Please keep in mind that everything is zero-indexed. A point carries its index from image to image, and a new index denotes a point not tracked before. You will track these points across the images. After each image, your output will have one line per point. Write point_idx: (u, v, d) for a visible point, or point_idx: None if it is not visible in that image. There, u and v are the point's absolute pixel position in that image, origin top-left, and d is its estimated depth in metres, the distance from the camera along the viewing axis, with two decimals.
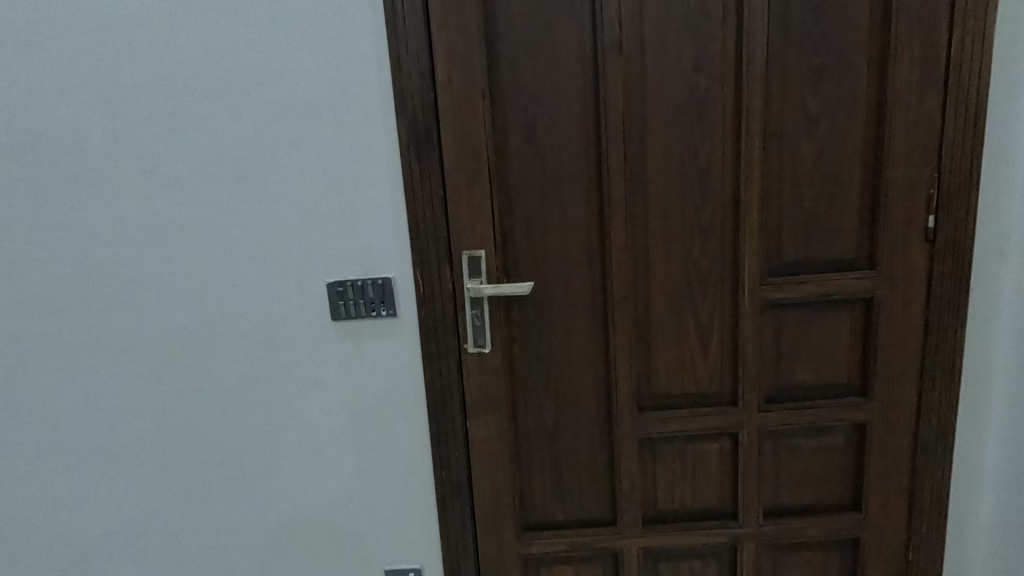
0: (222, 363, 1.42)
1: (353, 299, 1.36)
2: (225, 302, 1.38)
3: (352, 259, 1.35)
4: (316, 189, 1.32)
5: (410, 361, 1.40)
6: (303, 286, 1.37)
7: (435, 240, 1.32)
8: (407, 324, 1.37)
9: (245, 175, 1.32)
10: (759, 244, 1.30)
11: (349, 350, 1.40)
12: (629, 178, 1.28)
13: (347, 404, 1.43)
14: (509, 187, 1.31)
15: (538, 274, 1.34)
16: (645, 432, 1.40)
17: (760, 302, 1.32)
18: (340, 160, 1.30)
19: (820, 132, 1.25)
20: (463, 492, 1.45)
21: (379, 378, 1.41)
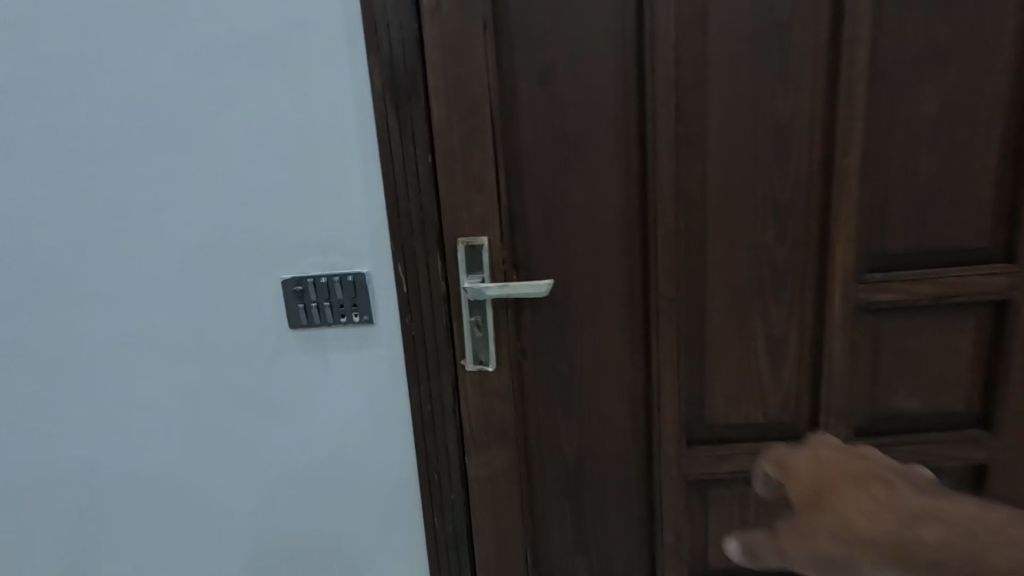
0: (152, 386, 1.09)
1: (317, 302, 1.05)
2: (153, 308, 1.06)
3: (314, 250, 1.03)
4: (265, 157, 0.99)
5: (391, 380, 1.09)
6: (252, 286, 1.05)
7: (422, 225, 1.00)
8: (387, 333, 1.06)
9: (171, 138, 0.99)
10: (857, 232, 0.96)
11: (315, 367, 1.08)
12: (683, 145, 0.95)
13: (315, 436, 1.11)
14: (521, 158, 0.98)
15: (558, 269, 1.02)
16: (694, 470, 1.09)
17: (854, 308, 1.00)
18: (297, 118, 0.97)
19: (949, 73, 0.91)
20: (462, 546, 1.15)
21: (354, 403, 1.10)
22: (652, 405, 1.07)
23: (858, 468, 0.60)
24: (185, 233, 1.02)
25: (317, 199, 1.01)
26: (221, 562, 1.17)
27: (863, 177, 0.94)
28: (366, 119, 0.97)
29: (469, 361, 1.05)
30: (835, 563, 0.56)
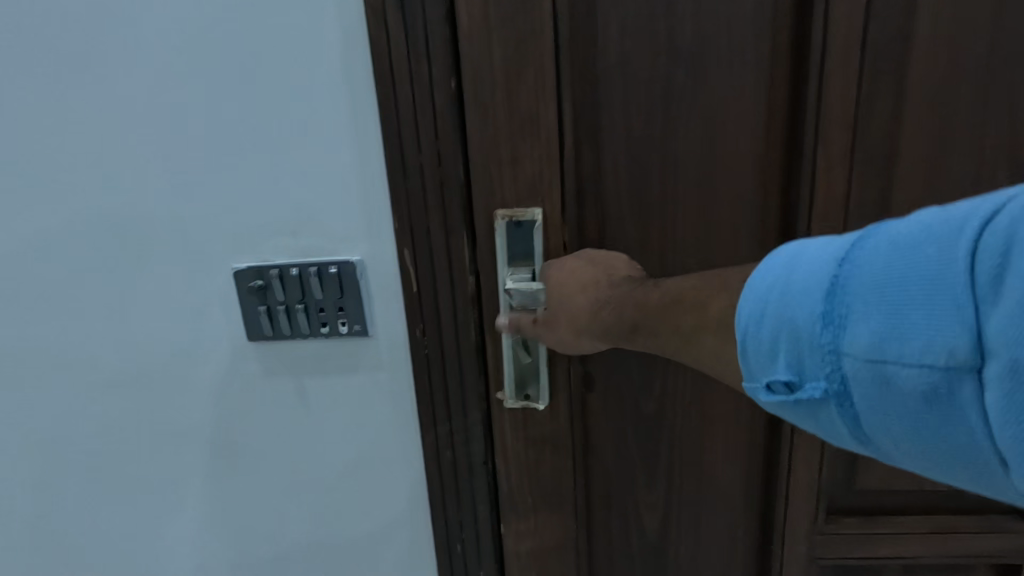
0: (56, 424, 0.76)
1: (286, 305, 0.69)
2: (45, 314, 0.71)
3: (277, 226, 0.67)
4: (195, 81, 0.62)
5: (394, 418, 0.74)
6: (185, 282, 0.69)
7: (443, 191, 0.63)
8: (388, 351, 0.71)
9: (51, 51, 0.62)
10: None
11: (285, 401, 0.74)
12: (873, 67, 0.57)
13: (286, 496, 0.77)
14: (601, 88, 0.61)
15: (650, 259, 0.65)
16: (830, 549, 0.76)
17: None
18: (242, 15, 0.60)
19: None
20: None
21: (340, 453, 0.75)
22: (777, 459, 0.73)
23: (586, 274, 0.61)
24: (84, 201, 0.67)
25: (280, 145, 0.63)
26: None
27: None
28: (353, 16, 0.59)
29: (508, 394, 0.70)
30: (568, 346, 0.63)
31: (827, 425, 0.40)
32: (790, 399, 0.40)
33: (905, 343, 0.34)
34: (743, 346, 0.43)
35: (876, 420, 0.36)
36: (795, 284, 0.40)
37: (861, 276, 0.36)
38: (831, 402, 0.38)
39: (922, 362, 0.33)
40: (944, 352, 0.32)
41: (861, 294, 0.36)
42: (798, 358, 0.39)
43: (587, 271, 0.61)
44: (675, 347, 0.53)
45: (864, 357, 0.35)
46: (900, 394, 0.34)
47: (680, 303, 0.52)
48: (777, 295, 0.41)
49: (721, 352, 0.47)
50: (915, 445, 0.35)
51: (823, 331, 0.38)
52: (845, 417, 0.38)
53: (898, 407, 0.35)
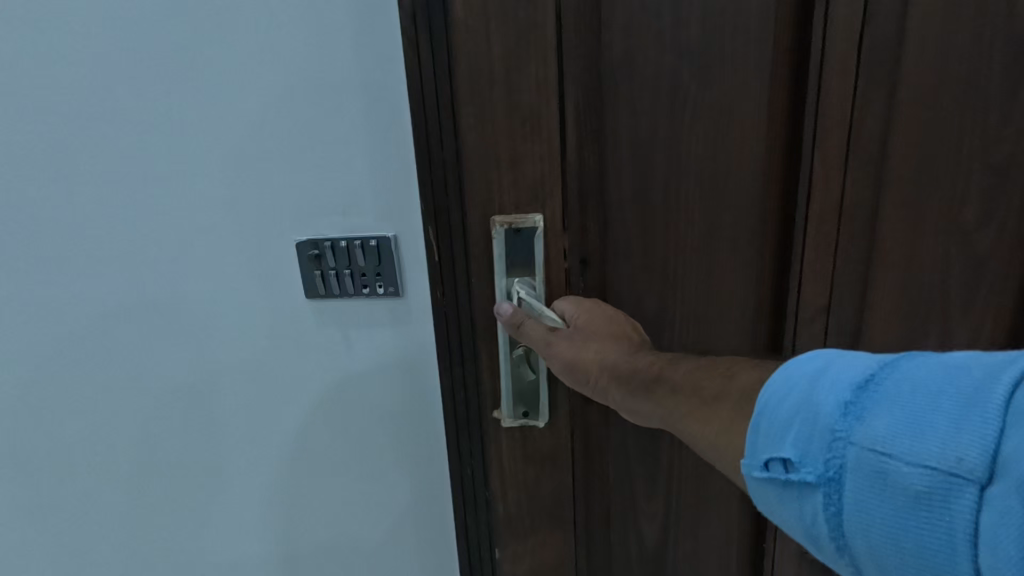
0: (122, 385, 0.85)
1: (336, 270, 0.78)
2: (118, 291, 0.81)
3: (325, 205, 0.75)
4: (265, 88, 0.72)
5: (422, 372, 0.82)
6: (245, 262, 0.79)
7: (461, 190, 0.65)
8: (417, 311, 0.80)
9: (145, 66, 0.72)
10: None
11: (329, 352, 0.82)
12: (875, 85, 0.57)
13: (325, 444, 0.86)
14: (604, 91, 0.60)
15: (652, 265, 0.64)
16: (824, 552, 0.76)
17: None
18: (311, 34, 0.69)
19: None
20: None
21: (379, 403, 0.84)
22: None
23: (624, 322, 0.64)
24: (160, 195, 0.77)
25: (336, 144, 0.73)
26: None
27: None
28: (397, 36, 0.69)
29: (506, 404, 0.71)
30: (574, 368, 0.62)
31: (809, 516, 0.39)
32: (784, 479, 0.40)
33: (918, 443, 0.34)
34: (755, 423, 0.43)
35: (860, 517, 0.36)
36: (829, 374, 0.40)
37: (898, 380, 0.37)
38: (820, 489, 0.38)
39: (927, 464, 0.34)
40: (955, 460, 0.33)
41: (885, 393, 0.37)
42: (803, 443, 0.39)
43: (626, 329, 0.64)
44: (675, 416, 0.55)
45: (869, 447, 0.36)
46: (895, 490, 0.34)
47: (709, 372, 0.55)
48: (808, 381, 0.41)
49: (727, 429, 0.48)
50: (893, 553, 0.35)
51: (836, 419, 0.38)
52: (831, 508, 0.38)
53: (887, 505, 0.35)
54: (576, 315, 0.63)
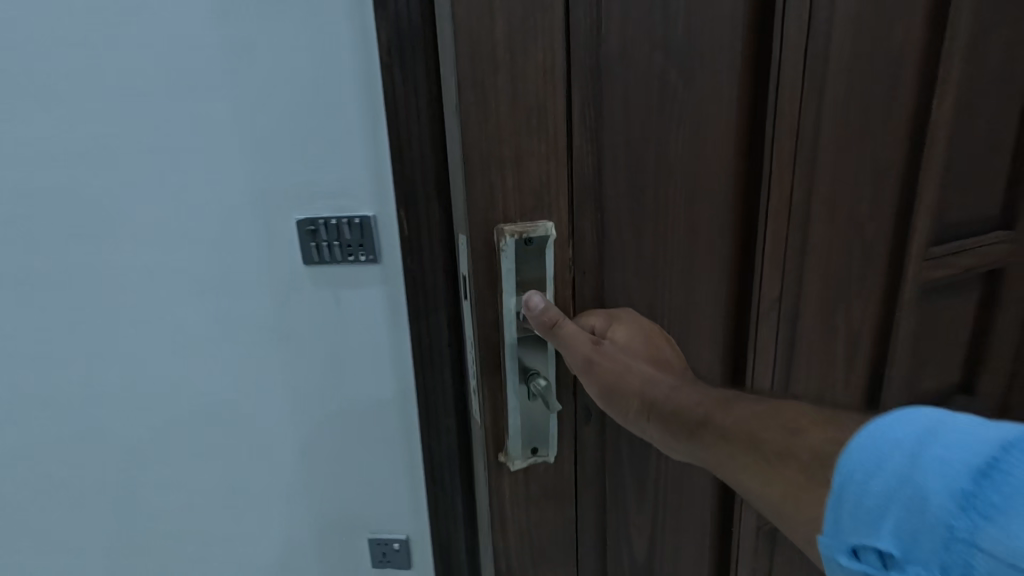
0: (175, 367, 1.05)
1: (330, 241, 0.97)
2: (166, 297, 1.00)
3: (320, 190, 0.93)
4: (277, 104, 0.88)
5: (399, 319, 1.02)
6: (265, 242, 0.97)
7: (432, 198, 0.91)
8: (396, 275, 0.98)
9: (194, 123, 0.89)
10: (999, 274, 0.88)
11: (321, 306, 0.99)
12: (805, 119, 0.66)
13: (324, 377, 1.06)
14: (603, 98, 0.57)
15: (647, 273, 0.64)
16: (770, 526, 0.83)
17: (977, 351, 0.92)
18: (314, 89, 0.88)
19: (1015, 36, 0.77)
20: (458, 495, 1.12)
21: (361, 342, 1.02)
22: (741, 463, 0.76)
23: (664, 347, 0.64)
24: (188, 183, 0.93)
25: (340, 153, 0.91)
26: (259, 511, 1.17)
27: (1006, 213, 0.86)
28: (377, 70, 0.87)
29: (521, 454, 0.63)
30: (612, 392, 0.59)
31: None
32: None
33: None
34: (834, 494, 0.35)
35: None
36: (936, 447, 0.32)
37: None
38: None
39: None
40: None
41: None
42: (904, 537, 0.31)
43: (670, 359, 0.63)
44: (727, 463, 0.49)
45: (1010, 561, 0.27)
46: None
47: (763, 414, 0.48)
48: (904, 454, 0.33)
49: (793, 490, 0.42)
50: None
51: (956, 513, 0.30)
52: None
53: None
54: (607, 328, 0.62)
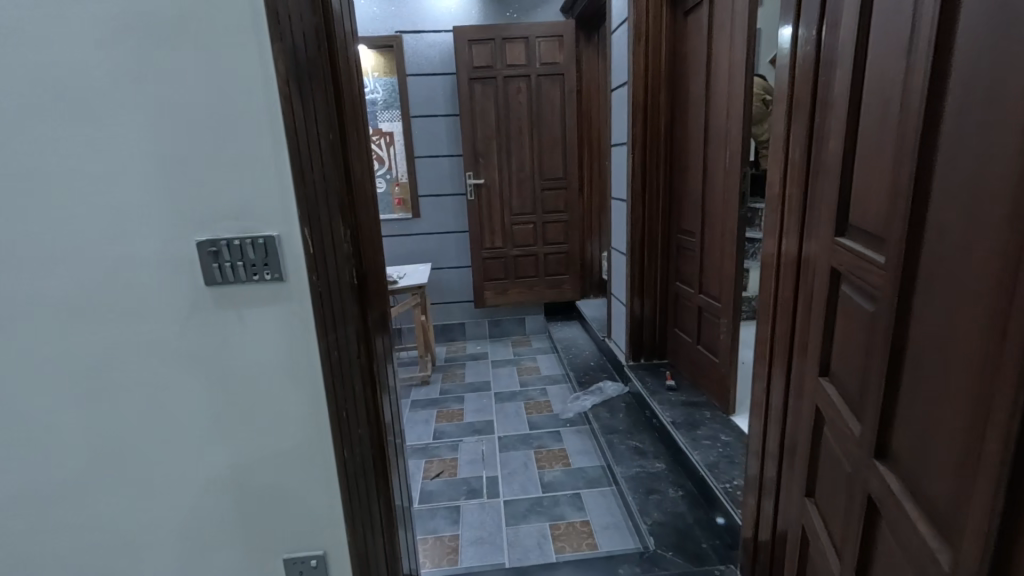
0: (70, 387, 1.01)
1: (232, 262, 0.94)
2: (30, 311, 0.97)
3: (226, 212, 0.93)
4: (186, 130, 0.90)
5: (302, 334, 0.99)
6: (168, 259, 0.95)
7: (333, 213, 0.93)
8: (297, 292, 0.96)
9: (46, 135, 0.90)
10: (808, 254, 1.08)
11: (225, 323, 0.98)
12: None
13: (223, 396, 1.03)
14: None
15: None
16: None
17: (803, 315, 1.10)
18: (215, 103, 0.89)
19: (877, 53, 0.80)
20: (373, 499, 1.09)
21: (266, 359, 1.01)
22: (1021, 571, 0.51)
23: None
24: (94, 203, 0.93)
25: (240, 177, 0.92)
26: (155, 531, 1.11)
27: (824, 202, 1.00)
28: (277, 101, 0.89)
29: None
30: None
31: None
32: None
33: None
34: None
35: None
36: None
37: None
38: None
39: None
40: None
41: None
42: None
43: None
44: None
45: None
46: None
47: None
48: None
49: None
50: None
51: None
52: None
53: None
54: None
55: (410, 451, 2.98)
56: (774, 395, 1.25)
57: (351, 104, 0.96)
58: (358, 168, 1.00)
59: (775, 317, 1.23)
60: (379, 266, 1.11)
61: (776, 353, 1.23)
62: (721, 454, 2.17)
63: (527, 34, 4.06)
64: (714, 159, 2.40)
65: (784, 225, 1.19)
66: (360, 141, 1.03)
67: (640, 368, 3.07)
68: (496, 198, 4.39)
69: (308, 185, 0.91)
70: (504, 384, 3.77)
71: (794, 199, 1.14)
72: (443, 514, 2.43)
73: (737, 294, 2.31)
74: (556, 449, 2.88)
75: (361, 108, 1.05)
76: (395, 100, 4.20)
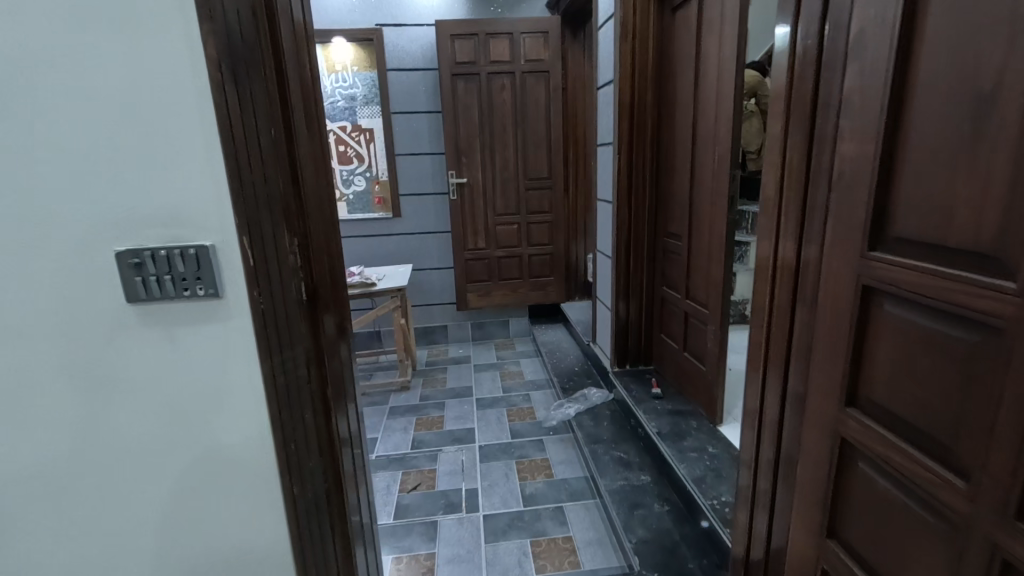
0: None
1: (157, 276, 0.81)
2: None
3: (149, 218, 0.80)
4: (98, 121, 0.77)
5: (244, 357, 0.86)
6: (80, 272, 0.81)
7: (281, 221, 0.81)
8: (236, 310, 0.84)
9: None
10: (808, 268, 0.98)
11: (150, 346, 0.84)
12: None
13: (150, 432, 0.89)
14: None
15: None
16: None
17: (804, 334, 1.01)
18: (132, 92, 0.76)
19: (937, 40, 0.69)
20: (330, 538, 0.97)
21: (201, 387, 0.87)
22: None
23: None
24: None
25: (167, 178, 0.79)
26: None
27: (835, 213, 0.90)
28: (208, 92, 0.76)
29: None
30: None
31: None
32: None
33: None
34: None
35: None
36: None
37: None
38: None
39: None
40: None
41: None
42: None
43: None
44: None
45: None
46: None
47: None
48: None
49: None
50: None
51: None
52: None
53: None
54: None
55: (386, 463, 2.85)
56: (768, 418, 1.15)
57: (298, 98, 0.84)
58: (308, 170, 0.87)
59: (768, 333, 1.14)
60: (334, 278, 0.99)
61: (769, 372, 1.14)
62: (707, 467, 2.09)
63: (511, 29, 3.95)
64: (702, 161, 2.32)
65: (780, 234, 1.09)
66: (311, 139, 0.90)
67: (625, 375, 2.99)
68: (479, 198, 4.27)
69: (245, 189, 0.79)
70: (487, 390, 3.66)
71: (791, 208, 1.04)
72: (420, 531, 2.31)
73: (724, 301, 2.23)
74: (538, 459, 2.79)
75: (312, 102, 0.93)
76: (375, 96, 4.06)
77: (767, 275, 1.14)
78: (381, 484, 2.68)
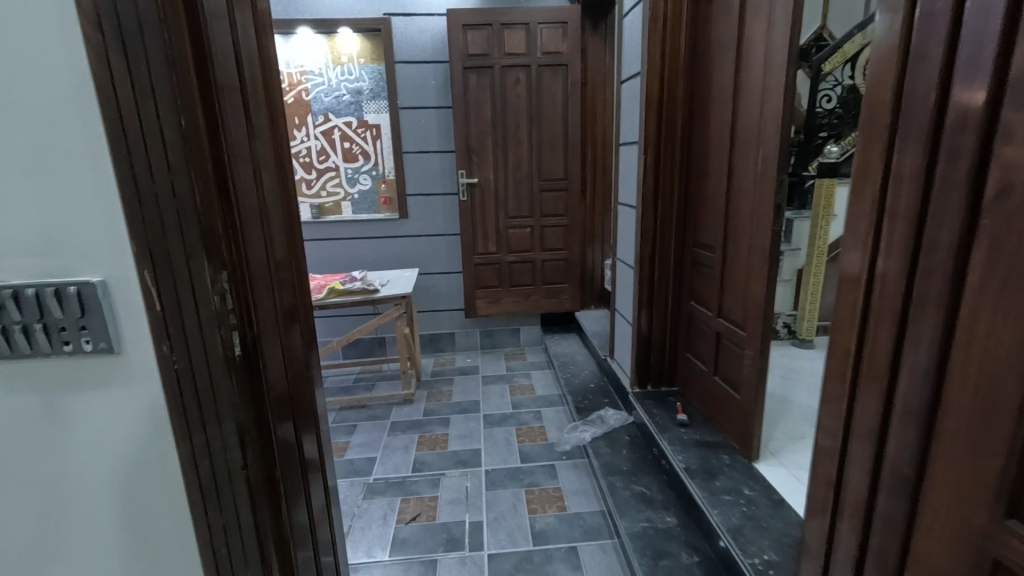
0: None
1: (26, 324, 0.58)
2: None
3: (10, 244, 0.57)
4: None
5: (151, 433, 0.62)
6: None
7: (200, 248, 0.57)
8: (137, 369, 0.60)
9: None
10: (930, 317, 0.72)
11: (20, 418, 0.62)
12: None
13: (26, 528, 0.65)
14: None
15: None
16: None
17: (915, 402, 0.75)
18: None
19: None
20: None
21: (91, 475, 0.64)
22: None
23: None
24: None
25: (28, 187, 0.55)
26: None
27: (992, 244, 0.64)
28: (86, 61, 0.52)
29: None
30: None
31: None
32: None
33: None
34: None
35: None
36: None
37: None
38: None
39: None
40: None
41: None
42: None
43: None
44: None
45: None
46: None
47: None
48: None
49: None
50: None
51: None
52: None
53: None
54: None
55: (384, 488, 2.62)
56: (850, 498, 0.89)
57: (226, 72, 0.59)
58: (247, 175, 0.63)
59: (855, 390, 0.88)
60: (287, 315, 0.75)
61: (854, 439, 0.88)
62: (744, 515, 1.82)
63: (528, 20, 3.70)
64: (742, 164, 2.05)
65: (878, 263, 0.82)
66: (254, 131, 0.66)
67: (646, 396, 2.73)
68: (490, 200, 4.04)
69: (145, 204, 0.55)
70: (495, 405, 3.42)
71: (898, 232, 0.78)
72: (418, 571, 2.08)
73: (766, 323, 1.96)
74: (550, 488, 2.54)
75: (256, 81, 0.68)
76: (383, 90, 3.83)
77: (853, 315, 0.88)
78: (378, 512, 2.45)
